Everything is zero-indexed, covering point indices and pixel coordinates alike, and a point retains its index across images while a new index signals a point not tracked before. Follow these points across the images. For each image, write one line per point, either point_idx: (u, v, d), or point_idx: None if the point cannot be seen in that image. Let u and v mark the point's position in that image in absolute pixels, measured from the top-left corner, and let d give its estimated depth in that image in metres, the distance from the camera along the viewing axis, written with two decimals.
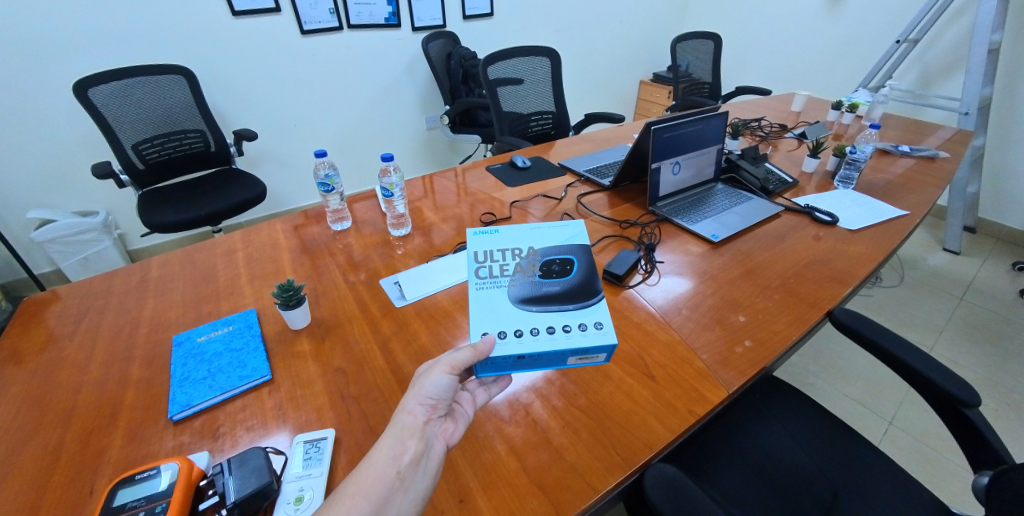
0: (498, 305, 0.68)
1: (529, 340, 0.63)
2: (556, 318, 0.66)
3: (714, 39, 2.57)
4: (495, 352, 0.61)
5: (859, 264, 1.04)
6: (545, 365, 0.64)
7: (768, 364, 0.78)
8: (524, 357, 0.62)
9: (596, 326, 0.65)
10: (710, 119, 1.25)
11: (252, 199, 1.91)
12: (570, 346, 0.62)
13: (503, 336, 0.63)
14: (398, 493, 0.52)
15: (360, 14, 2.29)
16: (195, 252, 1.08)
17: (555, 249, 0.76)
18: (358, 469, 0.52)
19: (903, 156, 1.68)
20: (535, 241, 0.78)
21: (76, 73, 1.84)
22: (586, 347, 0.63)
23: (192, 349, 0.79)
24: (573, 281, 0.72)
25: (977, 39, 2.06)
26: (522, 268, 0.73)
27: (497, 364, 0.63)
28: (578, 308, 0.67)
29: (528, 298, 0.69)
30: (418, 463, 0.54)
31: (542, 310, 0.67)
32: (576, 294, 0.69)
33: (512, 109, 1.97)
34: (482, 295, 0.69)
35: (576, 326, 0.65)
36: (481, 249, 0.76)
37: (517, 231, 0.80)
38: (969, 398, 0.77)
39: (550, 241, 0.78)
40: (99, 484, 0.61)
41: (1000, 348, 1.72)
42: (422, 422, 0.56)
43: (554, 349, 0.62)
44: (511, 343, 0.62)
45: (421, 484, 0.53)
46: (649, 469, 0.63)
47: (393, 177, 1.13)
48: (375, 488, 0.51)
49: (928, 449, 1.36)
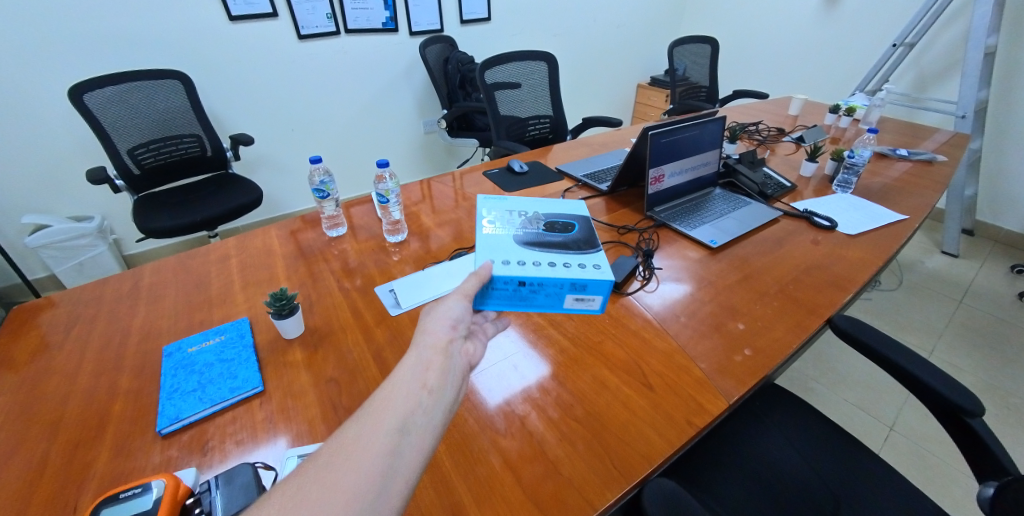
0: (502, 244, 0.70)
1: (529, 269, 0.65)
2: (557, 256, 0.69)
3: (710, 43, 2.58)
4: (498, 274, 0.64)
5: (857, 270, 1.03)
6: (544, 299, 0.67)
7: (769, 372, 0.77)
8: (526, 284, 0.65)
9: (596, 267, 0.68)
10: (707, 123, 1.25)
11: (247, 204, 1.89)
12: (570, 276, 0.65)
13: (506, 263, 0.66)
14: (428, 403, 0.50)
15: (357, 19, 2.29)
16: (188, 259, 1.07)
17: (558, 214, 0.79)
18: (382, 387, 0.50)
19: (900, 160, 1.67)
20: (540, 208, 0.81)
21: (70, 79, 1.83)
22: (583, 281, 0.66)
23: (182, 360, 0.78)
24: (574, 235, 0.74)
25: (973, 43, 2.07)
26: (526, 222, 0.76)
27: (498, 290, 0.65)
28: (579, 252, 0.71)
29: (530, 241, 0.72)
30: (445, 374, 0.53)
31: (545, 251, 0.70)
32: (578, 245, 0.72)
33: (509, 113, 1.97)
34: (488, 236, 0.72)
35: (576, 264, 0.68)
36: (489, 209, 0.79)
37: (524, 201, 0.83)
38: (971, 406, 0.76)
39: (553, 210, 0.81)
40: (83, 500, 0.60)
41: (1001, 352, 1.71)
42: (445, 340, 0.56)
43: (552, 281, 0.65)
44: (513, 270, 0.65)
45: (450, 395, 0.53)
46: (648, 484, 0.62)
47: (388, 183, 1.12)
48: (404, 398, 0.49)
49: (928, 455, 1.35)
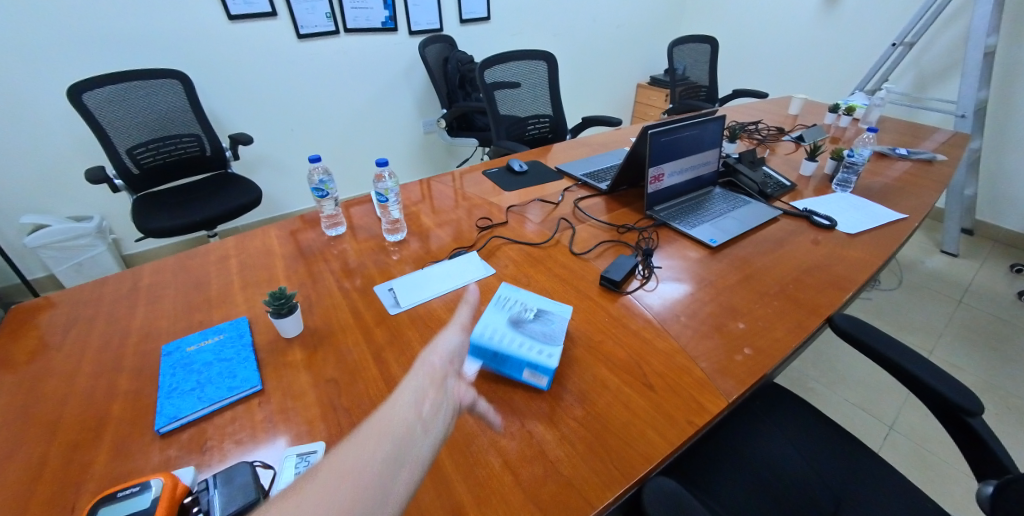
0: (495, 314, 0.77)
1: (498, 339, 0.71)
2: (530, 340, 0.73)
3: (710, 43, 2.58)
4: (477, 337, 0.70)
5: (857, 270, 1.03)
6: (500, 366, 0.72)
7: (769, 372, 0.77)
8: (496, 353, 0.70)
9: (548, 356, 0.70)
10: (707, 122, 1.25)
11: (247, 204, 1.89)
12: (530, 359, 0.70)
13: (489, 331, 0.72)
14: (418, 435, 0.48)
15: (356, 18, 2.29)
16: (188, 259, 1.07)
17: (551, 313, 0.81)
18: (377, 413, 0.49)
19: (900, 159, 1.67)
20: (541, 302, 0.83)
21: (69, 79, 1.82)
22: (534, 364, 0.70)
23: (181, 360, 0.78)
24: (552, 330, 0.77)
25: (972, 43, 2.07)
26: (523, 307, 0.80)
27: (474, 351, 0.71)
28: (549, 341, 0.74)
29: (519, 321, 0.76)
30: (439, 406, 0.52)
31: (523, 333, 0.74)
32: (551, 335, 0.75)
33: (509, 112, 1.96)
34: (490, 306, 0.79)
35: (541, 350, 0.72)
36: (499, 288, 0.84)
37: (532, 293, 0.86)
38: (972, 405, 0.76)
39: (547, 307, 0.83)
40: (81, 500, 0.60)
41: (1000, 351, 1.71)
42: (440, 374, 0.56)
43: (512, 356, 0.70)
44: (491, 339, 0.71)
45: (440, 429, 0.51)
46: (647, 483, 0.62)
47: (387, 183, 1.12)
48: (395, 425, 0.48)
49: (928, 454, 1.35)
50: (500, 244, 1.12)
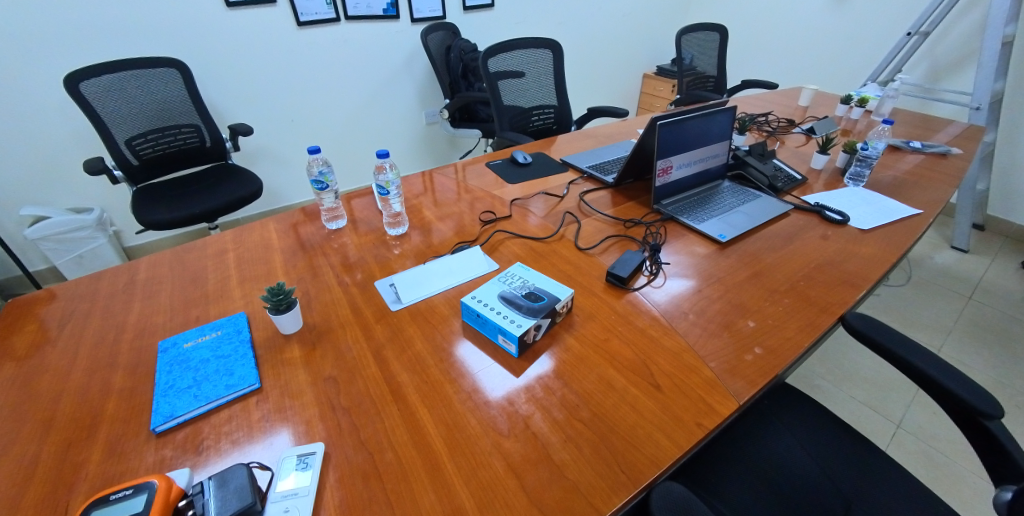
0: (490, 290, 0.84)
1: (480, 306, 0.79)
2: (507, 311, 0.78)
3: (718, 31, 2.51)
4: (465, 302, 0.81)
5: (869, 266, 1.00)
6: (483, 329, 0.80)
7: (779, 373, 0.75)
8: (478, 316, 0.79)
9: (517, 325, 0.75)
10: (716, 113, 1.21)
11: (247, 197, 1.87)
12: (497, 325, 0.76)
13: (477, 300, 0.81)
14: None
15: (357, 6, 2.24)
16: (185, 252, 1.05)
17: (547, 293, 0.83)
18: None
19: (914, 152, 1.63)
20: (541, 284, 0.86)
21: (64, 67, 1.79)
22: (501, 330, 0.75)
23: (177, 356, 0.76)
24: (534, 306, 0.79)
25: (990, 32, 2.00)
26: (518, 287, 0.84)
27: (467, 315, 0.82)
28: (524, 314, 0.77)
29: (507, 296, 0.82)
30: None
31: (506, 304, 0.80)
32: (533, 309, 0.78)
33: (513, 103, 1.92)
34: (491, 283, 0.86)
35: (511, 320, 0.76)
36: (512, 272, 0.90)
37: (537, 277, 0.88)
38: (988, 408, 0.73)
39: (547, 287, 0.85)
40: (74, 502, 0.58)
41: (1011, 349, 1.68)
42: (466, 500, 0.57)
43: (486, 321, 0.78)
44: (475, 304, 0.80)
45: None
46: (655, 489, 0.60)
47: (389, 175, 1.08)
48: None
49: (937, 454, 1.33)
50: (503, 239, 1.10)
